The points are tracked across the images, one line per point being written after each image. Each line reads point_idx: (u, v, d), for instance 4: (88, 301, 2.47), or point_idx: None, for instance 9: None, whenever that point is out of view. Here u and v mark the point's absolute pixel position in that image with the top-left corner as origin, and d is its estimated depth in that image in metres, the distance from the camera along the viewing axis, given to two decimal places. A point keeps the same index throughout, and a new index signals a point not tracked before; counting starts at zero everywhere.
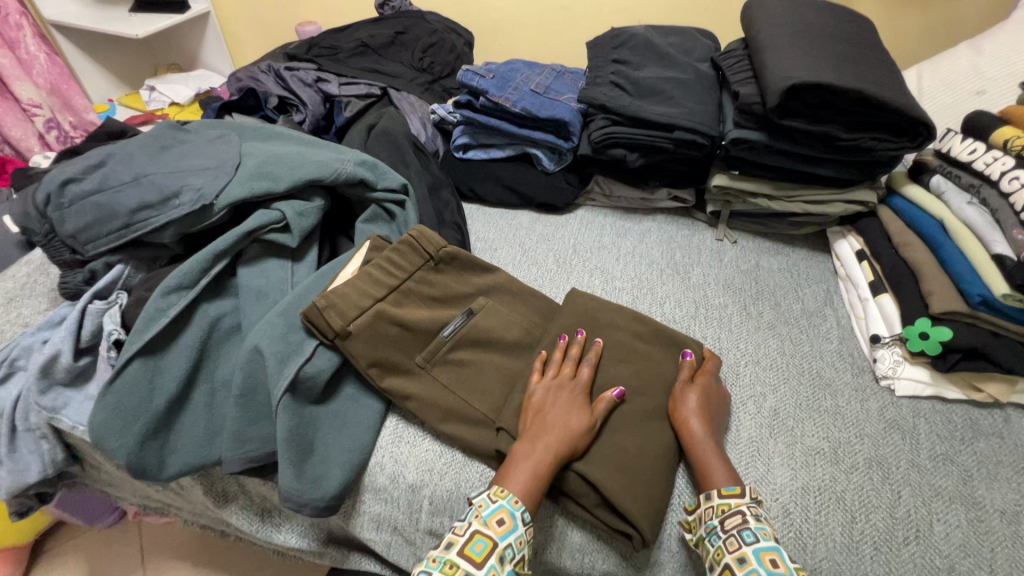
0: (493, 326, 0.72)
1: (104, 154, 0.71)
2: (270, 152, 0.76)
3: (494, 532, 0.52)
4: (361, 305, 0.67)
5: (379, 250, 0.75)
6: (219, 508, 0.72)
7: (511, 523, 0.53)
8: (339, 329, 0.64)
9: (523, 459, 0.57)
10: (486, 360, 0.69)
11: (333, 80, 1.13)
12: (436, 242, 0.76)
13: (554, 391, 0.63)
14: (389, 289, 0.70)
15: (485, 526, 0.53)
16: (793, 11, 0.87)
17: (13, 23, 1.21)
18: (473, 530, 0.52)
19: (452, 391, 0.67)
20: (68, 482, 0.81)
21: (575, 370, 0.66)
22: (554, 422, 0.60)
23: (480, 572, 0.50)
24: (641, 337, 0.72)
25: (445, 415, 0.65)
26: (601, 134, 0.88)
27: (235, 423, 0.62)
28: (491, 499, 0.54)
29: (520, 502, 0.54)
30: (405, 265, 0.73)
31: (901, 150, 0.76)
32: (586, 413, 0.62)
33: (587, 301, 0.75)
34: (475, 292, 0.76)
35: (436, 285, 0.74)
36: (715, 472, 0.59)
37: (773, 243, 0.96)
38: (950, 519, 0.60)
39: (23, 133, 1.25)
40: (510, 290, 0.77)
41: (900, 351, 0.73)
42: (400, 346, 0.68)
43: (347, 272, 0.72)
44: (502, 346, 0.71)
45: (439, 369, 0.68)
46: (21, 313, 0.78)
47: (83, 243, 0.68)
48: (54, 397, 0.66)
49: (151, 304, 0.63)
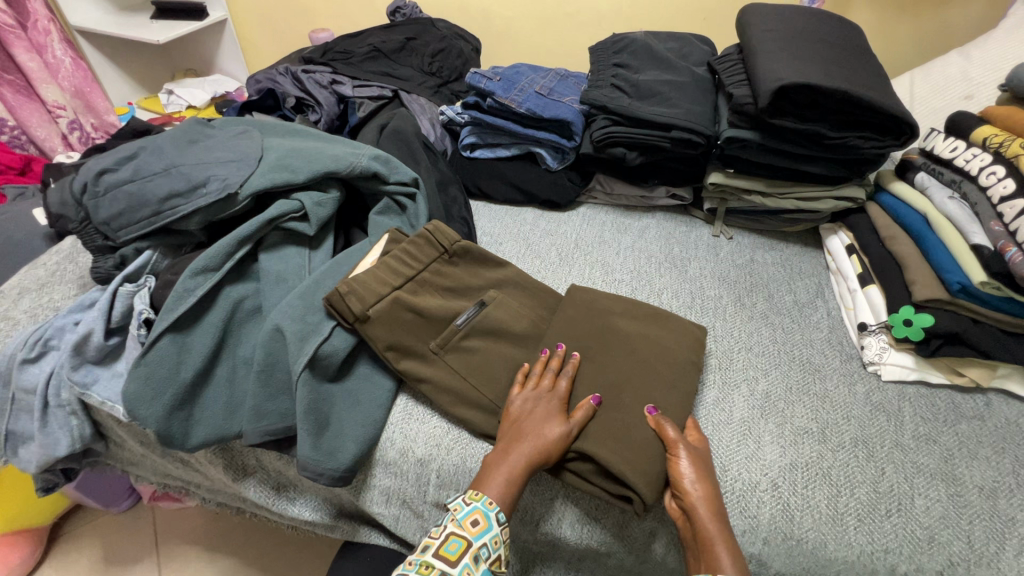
0: (504, 317, 0.76)
1: (136, 147, 0.76)
2: (290, 146, 0.81)
3: (468, 532, 0.55)
4: (379, 292, 0.70)
5: (396, 243, 0.79)
6: (236, 482, 0.76)
7: (485, 524, 0.55)
8: (359, 313, 0.68)
9: (498, 470, 0.58)
10: (495, 350, 0.73)
11: (347, 82, 1.18)
12: (450, 236, 0.81)
13: (527, 408, 0.64)
14: (406, 278, 0.74)
15: (460, 527, 0.55)
16: (786, 19, 0.91)
17: (41, 29, 1.26)
18: (449, 531, 0.55)
19: (464, 377, 0.70)
20: (92, 460, 0.85)
21: (553, 383, 0.67)
22: (530, 431, 0.61)
23: (454, 570, 0.53)
24: (639, 320, 0.76)
25: (458, 400, 0.69)
26: (601, 133, 0.93)
27: (256, 397, 0.66)
28: (465, 502, 0.57)
29: (494, 503, 0.56)
30: (421, 257, 0.77)
31: (887, 148, 0.80)
32: (561, 422, 0.62)
33: (588, 294, 0.79)
34: (487, 285, 0.80)
35: (451, 277, 0.79)
36: (722, 550, 0.54)
37: (768, 239, 1.00)
38: (931, 494, 0.63)
39: (47, 134, 1.31)
40: (518, 284, 0.81)
41: (886, 338, 0.76)
42: (415, 332, 0.71)
43: (368, 262, 0.76)
44: (513, 338, 0.74)
45: (451, 355, 0.71)
46: (53, 298, 0.83)
47: (116, 230, 0.72)
48: (85, 373, 0.71)
49: (179, 284, 0.67)
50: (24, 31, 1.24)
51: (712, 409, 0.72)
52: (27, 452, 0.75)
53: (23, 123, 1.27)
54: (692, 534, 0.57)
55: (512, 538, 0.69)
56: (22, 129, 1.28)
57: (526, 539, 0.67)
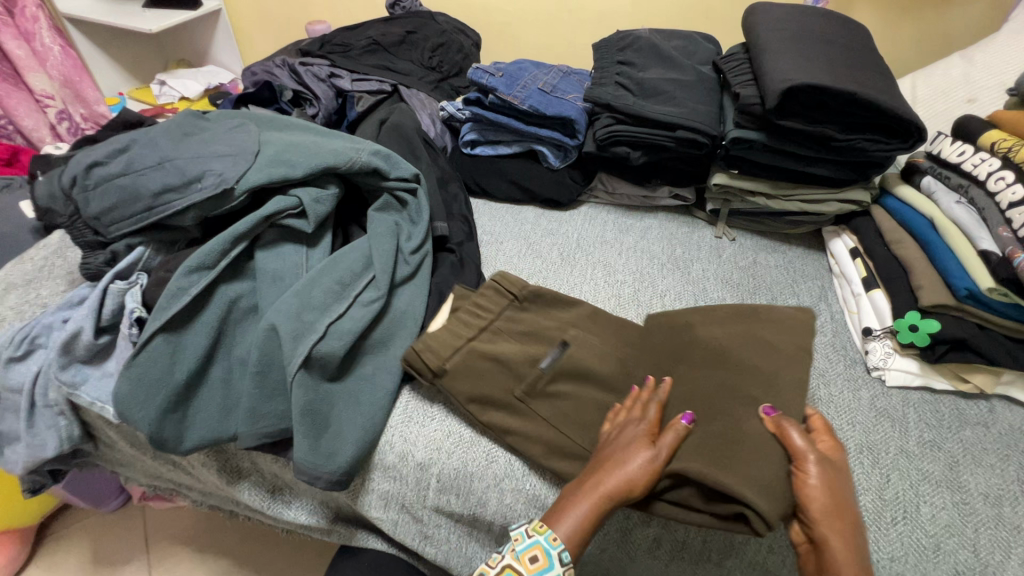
0: (590, 357, 0.69)
1: (128, 140, 0.73)
2: (288, 140, 0.78)
3: (525, 568, 0.52)
4: (453, 345, 0.69)
5: (465, 297, 0.78)
6: (231, 485, 0.74)
7: (545, 561, 0.52)
8: (435, 368, 0.67)
9: (578, 507, 0.54)
10: (586, 395, 0.67)
11: (346, 76, 1.15)
12: (519, 282, 0.78)
13: (612, 439, 0.59)
14: (479, 329, 0.72)
15: (517, 561, 0.53)
16: (793, 18, 0.90)
17: (29, 16, 1.24)
18: (504, 564, 0.53)
19: (555, 426, 0.64)
20: (81, 461, 0.83)
21: (642, 411, 0.61)
22: (611, 461, 0.55)
23: None
24: (725, 325, 0.71)
25: (522, 438, 0.65)
26: (605, 132, 0.92)
27: (252, 399, 0.64)
28: (527, 534, 0.54)
29: (557, 541, 0.52)
30: (492, 306, 0.76)
31: (894, 151, 0.79)
32: (649, 449, 0.56)
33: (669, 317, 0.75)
34: (562, 325, 0.75)
35: (524, 321, 0.75)
36: None
37: (771, 241, 0.99)
38: (936, 501, 0.62)
39: (35, 124, 1.26)
40: (598, 322, 0.76)
41: (891, 343, 0.75)
42: (495, 382, 0.67)
43: (439, 320, 0.76)
44: (600, 381, 0.68)
45: (539, 402, 0.66)
46: (40, 294, 0.81)
47: (106, 225, 0.70)
48: (74, 373, 0.69)
49: (173, 282, 0.65)
50: (11, 18, 1.22)
51: None
52: (13, 453, 0.73)
53: (11, 113, 1.23)
54: (818, 566, 0.51)
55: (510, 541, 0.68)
56: (11, 120, 1.24)
57: None
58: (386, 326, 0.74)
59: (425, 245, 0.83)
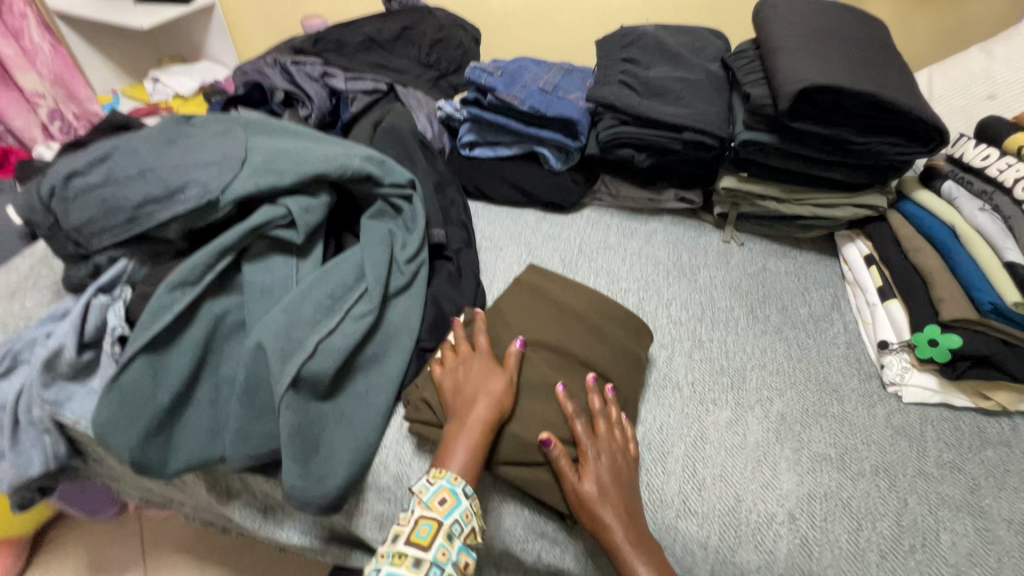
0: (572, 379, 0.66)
1: (109, 147, 0.70)
2: (276, 147, 0.75)
3: (437, 513, 0.55)
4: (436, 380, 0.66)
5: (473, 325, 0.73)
6: (222, 504, 0.72)
7: (452, 501, 0.55)
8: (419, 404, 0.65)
9: (450, 427, 0.60)
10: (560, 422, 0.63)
11: (340, 74, 1.12)
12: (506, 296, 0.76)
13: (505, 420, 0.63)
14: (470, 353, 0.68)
15: (428, 509, 0.55)
16: (806, 13, 0.86)
17: (17, 12, 1.20)
18: (417, 516, 0.54)
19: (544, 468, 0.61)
20: (70, 476, 0.81)
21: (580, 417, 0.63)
22: (474, 392, 0.62)
23: (429, 554, 0.52)
24: (544, 299, 0.74)
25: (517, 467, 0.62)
26: (609, 134, 0.88)
27: (240, 420, 0.62)
28: (431, 482, 0.56)
29: (460, 479, 0.57)
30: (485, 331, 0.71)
31: (913, 155, 0.76)
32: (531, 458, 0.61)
33: (603, 313, 0.74)
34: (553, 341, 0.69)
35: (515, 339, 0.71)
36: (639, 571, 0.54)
37: (780, 246, 0.95)
38: (957, 528, 0.59)
39: (25, 124, 1.22)
40: (590, 327, 0.72)
41: (908, 357, 0.72)
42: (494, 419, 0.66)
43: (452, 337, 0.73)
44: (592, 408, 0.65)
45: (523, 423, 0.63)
46: (24, 305, 0.78)
47: (87, 237, 0.67)
48: (57, 391, 0.66)
49: (155, 299, 0.62)
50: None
51: (727, 432, 0.68)
52: None
53: (0, 113, 1.20)
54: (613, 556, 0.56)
55: (514, 565, 0.66)
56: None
57: (526, 568, 0.65)
58: (379, 341, 0.71)
59: (421, 254, 0.79)
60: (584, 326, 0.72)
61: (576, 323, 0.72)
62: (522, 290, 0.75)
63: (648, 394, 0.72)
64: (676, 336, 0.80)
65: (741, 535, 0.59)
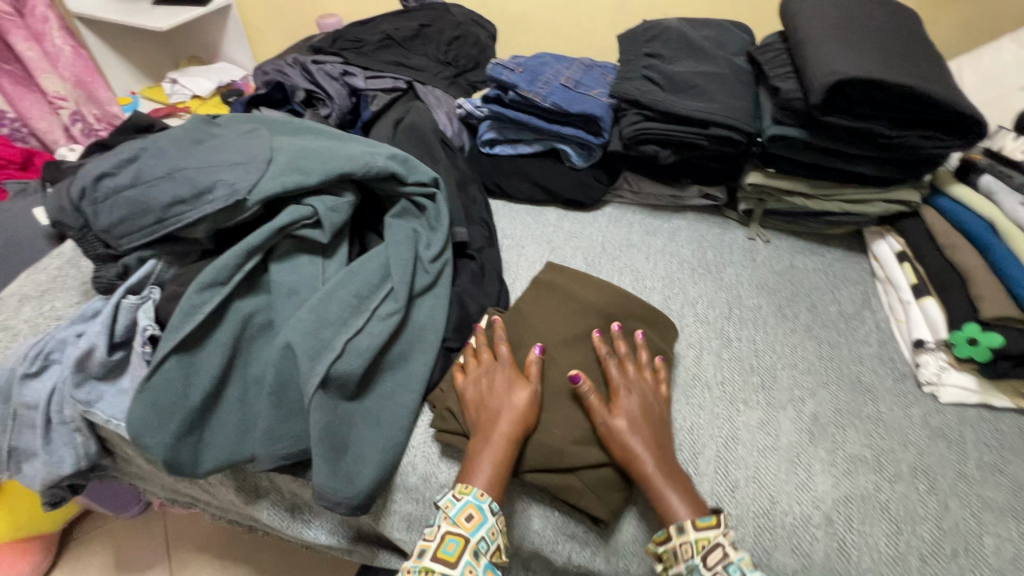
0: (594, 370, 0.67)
1: (138, 148, 0.71)
2: (301, 147, 0.75)
3: (463, 529, 0.54)
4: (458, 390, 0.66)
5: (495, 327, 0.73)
6: (250, 503, 0.73)
7: (479, 517, 0.55)
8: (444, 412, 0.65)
9: (475, 442, 0.59)
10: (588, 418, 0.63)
11: (359, 73, 1.11)
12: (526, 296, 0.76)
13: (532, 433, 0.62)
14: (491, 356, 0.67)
15: (454, 525, 0.54)
16: (836, 4, 0.84)
17: (39, 15, 1.20)
18: (444, 532, 0.54)
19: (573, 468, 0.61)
20: (100, 475, 0.82)
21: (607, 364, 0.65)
22: (500, 409, 0.61)
23: (455, 571, 0.52)
24: (562, 294, 0.74)
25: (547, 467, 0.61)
26: (633, 130, 0.86)
27: (270, 420, 0.62)
28: (456, 498, 0.56)
29: (485, 495, 0.56)
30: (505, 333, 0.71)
31: (949, 148, 0.74)
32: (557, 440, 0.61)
33: (621, 306, 0.73)
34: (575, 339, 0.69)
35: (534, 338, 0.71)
36: (673, 501, 0.55)
37: (808, 243, 0.93)
38: (1001, 532, 0.58)
39: (49, 126, 1.25)
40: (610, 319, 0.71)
41: (945, 356, 0.70)
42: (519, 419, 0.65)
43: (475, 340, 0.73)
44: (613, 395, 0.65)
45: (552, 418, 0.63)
46: (54, 306, 0.79)
47: (117, 238, 0.68)
48: (89, 391, 0.67)
49: (185, 300, 0.62)
50: (21, 19, 1.18)
51: (758, 432, 0.67)
52: (31, 470, 0.72)
53: (24, 116, 1.23)
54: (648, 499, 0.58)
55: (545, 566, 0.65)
56: (24, 122, 1.24)
57: (556, 568, 0.64)
58: (405, 341, 0.70)
59: (445, 253, 0.79)
60: (602, 321, 0.71)
61: (592, 316, 0.71)
62: (543, 289, 0.75)
63: (676, 393, 0.71)
64: (703, 334, 0.78)
65: (777, 538, 0.59)
